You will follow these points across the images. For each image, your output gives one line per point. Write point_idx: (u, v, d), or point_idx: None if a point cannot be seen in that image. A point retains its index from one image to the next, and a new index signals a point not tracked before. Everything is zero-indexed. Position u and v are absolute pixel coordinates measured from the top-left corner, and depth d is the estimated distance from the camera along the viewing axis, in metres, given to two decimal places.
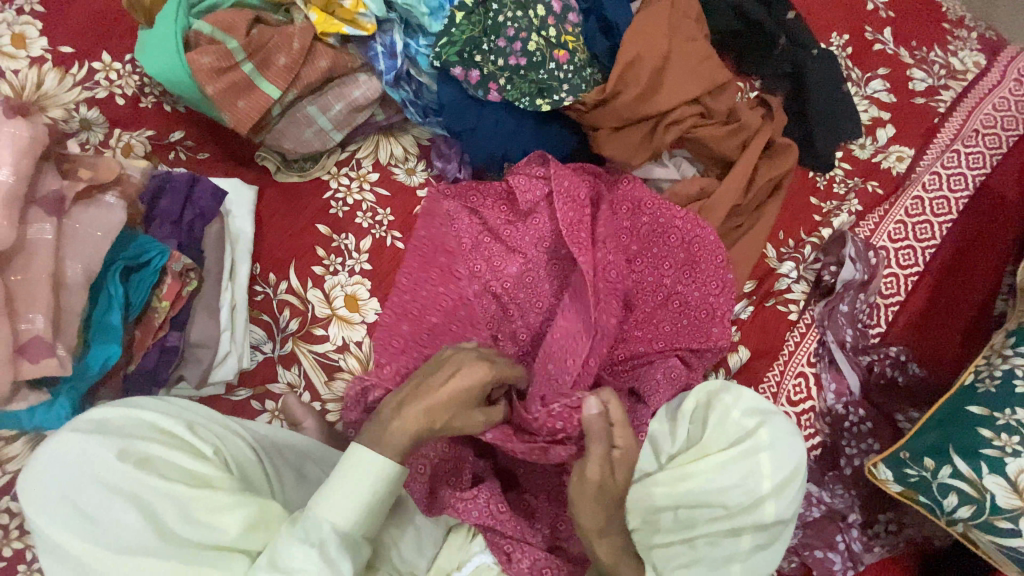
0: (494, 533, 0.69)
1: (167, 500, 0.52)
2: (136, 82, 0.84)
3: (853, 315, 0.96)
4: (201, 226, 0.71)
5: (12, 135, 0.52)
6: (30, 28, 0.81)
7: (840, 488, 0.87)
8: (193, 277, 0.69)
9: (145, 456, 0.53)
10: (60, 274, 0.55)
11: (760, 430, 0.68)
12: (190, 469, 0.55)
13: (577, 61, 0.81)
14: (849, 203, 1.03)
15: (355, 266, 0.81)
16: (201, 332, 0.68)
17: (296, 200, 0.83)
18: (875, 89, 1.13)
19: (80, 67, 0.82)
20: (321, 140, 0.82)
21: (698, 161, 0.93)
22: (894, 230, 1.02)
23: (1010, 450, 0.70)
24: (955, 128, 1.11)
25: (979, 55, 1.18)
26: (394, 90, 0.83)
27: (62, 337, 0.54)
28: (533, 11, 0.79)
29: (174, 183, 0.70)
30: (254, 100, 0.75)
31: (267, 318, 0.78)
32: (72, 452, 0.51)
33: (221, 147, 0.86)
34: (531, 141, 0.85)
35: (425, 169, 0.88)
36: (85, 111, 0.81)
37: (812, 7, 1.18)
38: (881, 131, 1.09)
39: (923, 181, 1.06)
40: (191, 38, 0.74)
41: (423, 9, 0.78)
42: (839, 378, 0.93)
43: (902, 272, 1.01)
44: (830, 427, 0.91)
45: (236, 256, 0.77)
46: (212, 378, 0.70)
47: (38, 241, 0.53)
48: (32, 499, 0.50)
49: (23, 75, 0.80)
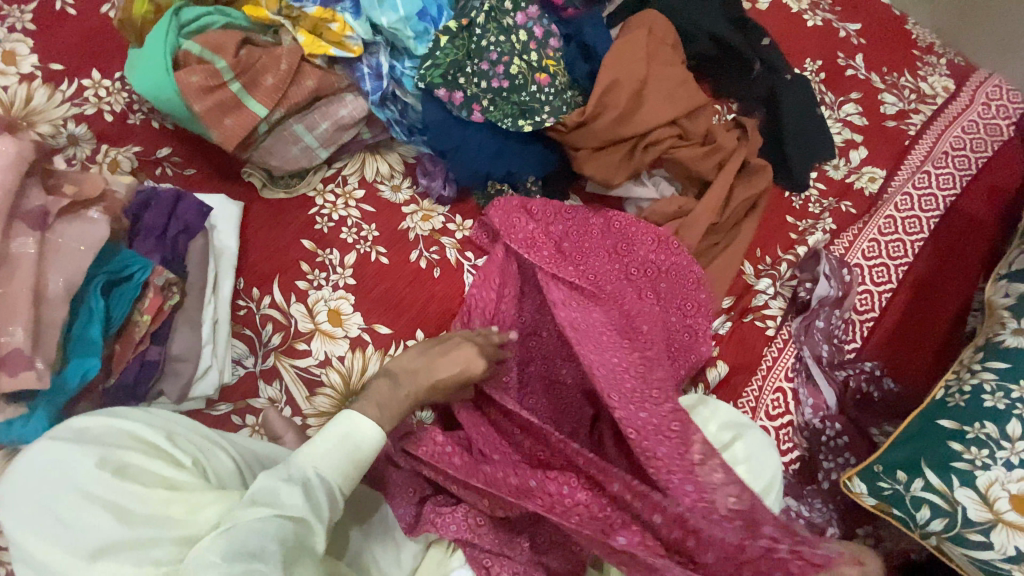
0: (473, 547, 0.70)
1: (144, 507, 0.52)
2: (125, 99, 0.85)
3: (829, 331, 0.98)
4: (185, 241, 0.71)
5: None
6: (21, 46, 0.83)
7: (819, 502, 0.88)
8: (175, 291, 0.69)
9: (124, 464, 0.53)
10: (41, 288, 0.55)
11: (735, 445, 0.71)
12: (169, 478, 0.55)
13: (558, 84, 0.84)
14: (824, 221, 1.06)
15: (338, 281, 0.82)
16: (181, 346, 0.68)
17: (281, 216, 0.84)
18: (848, 112, 1.17)
19: (69, 84, 0.84)
20: (307, 157, 0.84)
21: (677, 181, 0.96)
22: (867, 248, 1.05)
23: (979, 463, 0.72)
24: (926, 150, 1.15)
25: (948, 81, 1.23)
26: (379, 109, 0.84)
27: (41, 350, 0.54)
28: (516, 36, 0.82)
29: (160, 199, 0.72)
30: (241, 118, 0.77)
31: (249, 333, 0.78)
32: (52, 458, 0.52)
33: (208, 163, 0.87)
34: (514, 160, 0.86)
35: (410, 186, 0.89)
36: (73, 127, 0.82)
37: (787, 34, 1.23)
38: (854, 153, 1.13)
39: (895, 201, 1.10)
40: (180, 57, 0.76)
41: (408, 33, 0.81)
42: (816, 393, 0.95)
43: (876, 289, 1.03)
44: (808, 441, 0.92)
45: (219, 271, 0.77)
46: (192, 393, 0.70)
47: (22, 255, 0.54)
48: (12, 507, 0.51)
49: (13, 91, 0.81)
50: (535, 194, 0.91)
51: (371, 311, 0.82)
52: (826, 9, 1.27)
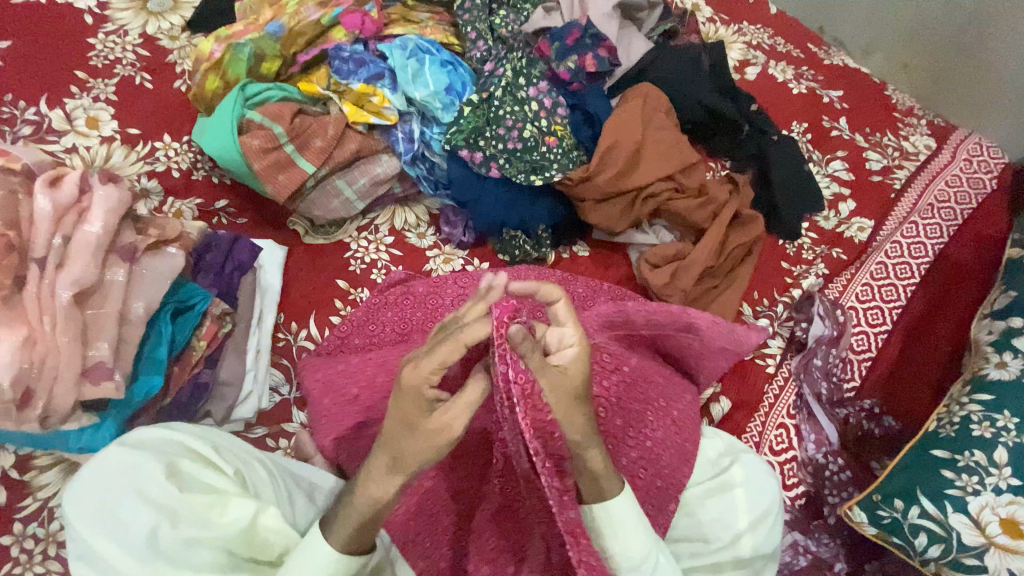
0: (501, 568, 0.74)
1: (184, 508, 0.59)
2: (191, 158, 0.98)
3: (827, 369, 1.04)
4: (239, 277, 0.83)
5: (106, 198, 0.65)
6: (104, 113, 0.98)
7: (826, 538, 0.91)
8: (227, 320, 0.80)
9: (158, 476, 0.59)
10: (126, 310, 0.65)
11: (733, 467, 0.77)
12: (216, 487, 0.63)
13: (565, 145, 0.95)
14: (816, 266, 1.14)
15: (376, 258, 0.96)
16: (229, 371, 0.80)
17: (319, 259, 0.94)
18: (835, 168, 1.28)
19: (143, 145, 0.98)
20: (345, 208, 0.95)
21: (676, 229, 1.05)
22: (861, 292, 1.12)
23: (970, 490, 0.74)
24: (912, 202, 1.24)
25: (929, 139, 1.34)
26: (411, 167, 0.97)
27: (121, 363, 0.64)
28: (528, 106, 0.95)
29: (218, 240, 0.83)
30: (293, 174, 0.89)
31: (287, 362, 0.86)
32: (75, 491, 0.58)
33: (257, 212, 0.98)
34: (527, 211, 0.97)
35: (434, 234, 1.00)
36: (145, 181, 0.95)
37: (773, 100, 1.36)
38: (842, 205, 1.23)
39: (885, 249, 1.17)
40: (244, 124, 0.89)
41: (437, 104, 0.94)
42: (818, 429, 0.99)
43: (871, 329, 1.09)
44: (813, 475, 0.96)
45: (264, 305, 0.88)
46: (234, 415, 0.80)
47: (112, 283, 0.64)
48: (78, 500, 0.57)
49: (95, 150, 0.95)
50: (546, 240, 1.00)
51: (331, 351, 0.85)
52: (809, 78, 1.41)
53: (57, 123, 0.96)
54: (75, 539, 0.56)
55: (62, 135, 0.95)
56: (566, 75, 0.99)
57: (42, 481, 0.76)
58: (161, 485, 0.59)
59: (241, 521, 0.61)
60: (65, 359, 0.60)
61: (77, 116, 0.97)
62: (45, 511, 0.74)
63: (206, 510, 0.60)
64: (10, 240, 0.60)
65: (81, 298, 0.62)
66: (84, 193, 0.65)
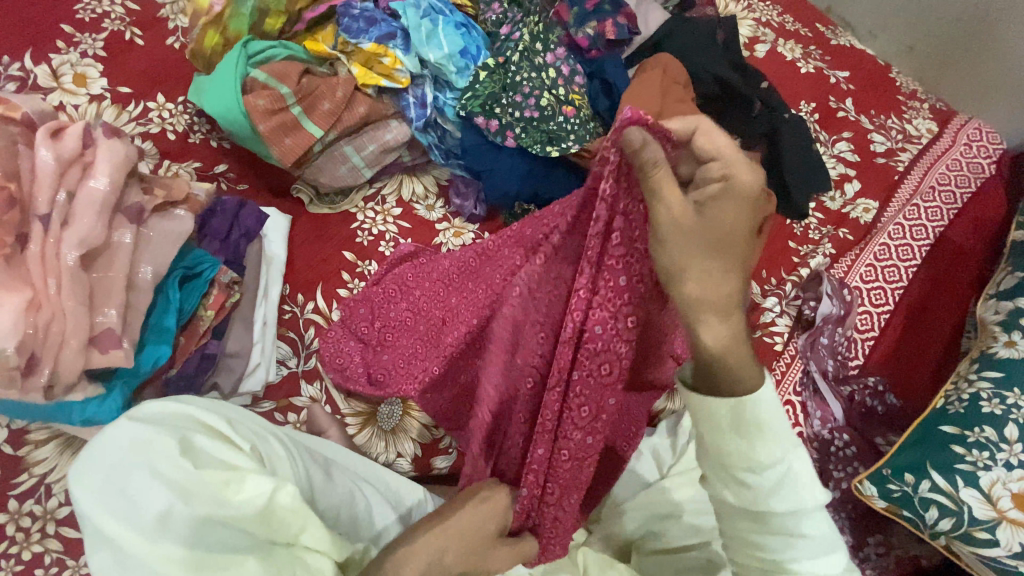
0: None
1: (200, 485, 0.56)
2: (187, 121, 0.93)
3: (833, 347, 1.05)
4: (245, 244, 0.79)
5: (110, 152, 0.61)
6: (92, 70, 0.92)
7: (831, 512, 0.93)
8: (235, 291, 0.78)
9: (170, 453, 0.56)
10: (133, 274, 0.62)
11: None
12: (231, 463, 0.60)
13: (582, 116, 0.92)
14: (823, 246, 1.15)
15: (382, 230, 0.92)
16: (236, 342, 0.77)
17: (326, 229, 0.91)
18: (841, 149, 1.28)
19: (136, 106, 0.92)
20: (353, 176, 0.91)
21: None
22: (865, 272, 1.12)
23: (981, 464, 0.76)
24: (915, 184, 1.25)
25: (932, 122, 1.34)
26: (422, 134, 0.93)
27: (129, 331, 0.61)
28: (546, 73, 0.91)
29: (224, 205, 0.79)
30: (300, 138, 0.85)
31: (294, 335, 0.84)
32: (83, 471, 0.55)
33: (258, 179, 0.93)
34: (541, 183, 0.94)
35: (443, 206, 0.97)
36: (140, 143, 0.90)
37: (782, 79, 1.35)
38: (848, 186, 1.23)
39: (888, 230, 1.18)
40: (248, 83, 0.84)
41: (451, 68, 0.90)
42: (823, 406, 1.00)
43: (875, 309, 1.10)
44: (818, 451, 0.97)
45: (269, 276, 0.84)
46: (242, 388, 0.77)
47: (119, 245, 0.61)
48: (85, 479, 0.54)
49: (84, 110, 0.90)
50: None
51: (352, 323, 0.84)
52: (817, 58, 1.40)
53: (43, 79, 0.89)
54: (86, 523, 0.53)
55: (48, 92, 0.89)
56: (585, 42, 0.97)
57: (38, 457, 0.72)
58: (173, 461, 0.56)
59: (259, 495, 0.58)
60: (71, 324, 0.56)
61: (64, 72, 0.90)
62: (42, 487, 0.71)
63: (221, 486, 0.57)
64: (10, 193, 0.55)
65: (87, 258, 0.59)
66: (87, 147, 0.60)
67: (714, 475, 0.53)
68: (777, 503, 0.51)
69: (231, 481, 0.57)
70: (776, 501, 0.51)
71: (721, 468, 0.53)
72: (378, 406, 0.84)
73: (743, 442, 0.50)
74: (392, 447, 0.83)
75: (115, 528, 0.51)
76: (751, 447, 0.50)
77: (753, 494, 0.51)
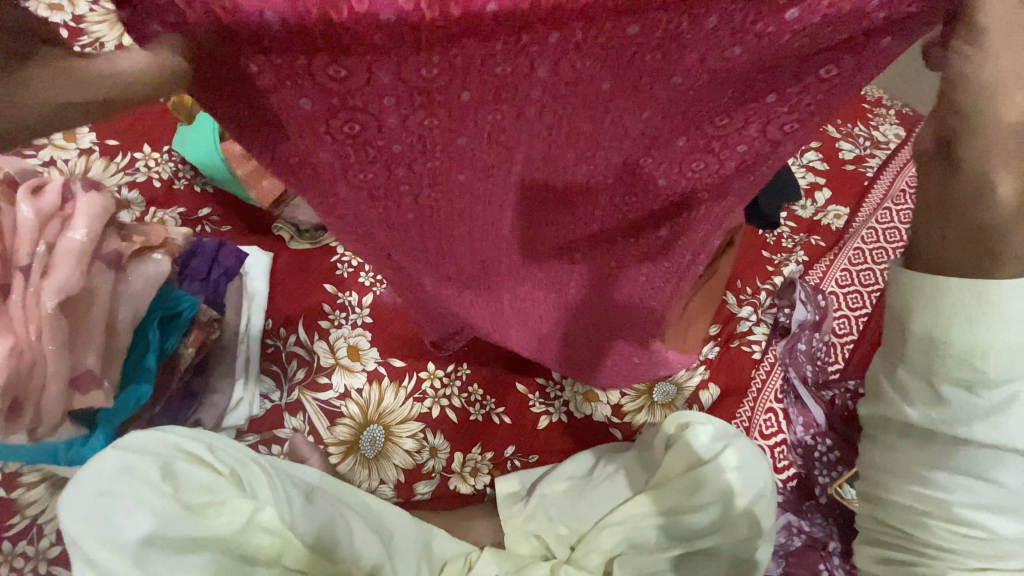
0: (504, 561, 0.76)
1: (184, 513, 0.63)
2: (171, 168, 0.97)
3: (811, 353, 1.05)
4: (225, 283, 0.82)
5: (89, 204, 0.62)
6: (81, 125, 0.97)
7: (819, 518, 0.94)
8: (214, 328, 0.79)
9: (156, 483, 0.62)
10: (112, 318, 0.65)
11: (727, 451, 0.78)
12: (211, 490, 0.66)
13: None
14: (796, 254, 1.16)
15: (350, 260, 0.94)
16: (218, 382, 0.83)
17: (305, 264, 0.93)
18: (811, 159, 1.29)
19: (123, 157, 0.97)
20: None
21: None
22: (840, 277, 1.15)
23: None
24: (884, 189, 1.25)
25: (899, 127, 1.32)
26: None
27: (110, 371, 0.65)
28: None
29: (203, 246, 0.82)
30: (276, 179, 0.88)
31: (275, 369, 0.86)
32: (72, 495, 0.60)
33: (239, 219, 0.97)
34: None
35: None
36: (127, 192, 0.95)
37: None
38: (819, 194, 1.25)
39: (861, 235, 1.20)
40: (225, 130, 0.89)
41: None
42: (805, 410, 1.01)
43: (852, 313, 1.12)
44: (802, 457, 0.98)
45: (250, 311, 0.87)
46: (227, 422, 0.82)
47: (98, 290, 0.62)
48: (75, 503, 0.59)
49: (74, 163, 0.95)
50: None
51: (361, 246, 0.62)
52: None
53: None
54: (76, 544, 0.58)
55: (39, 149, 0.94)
56: None
57: (29, 498, 0.74)
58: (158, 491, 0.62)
59: (238, 521, 0.66)
60: (54, 370, 0.58)
61: None
62: (33, 528, 0.73)
63: (202, 512, 0.64)
64: None
65: (67, 305, 0.60)
66: (66, 201, 0.62)
67: (898, 381, 0.44)
68: (982, 432, 0.42)
69: (212, 510, 0.65)
70: (980, 428, 0.42)
71: (916, 375, 0.43)
72: (360, 434, 0.86)
73: (982, 336, 0.38)
74: (375, 474, 0.85)
75: (100, 554, 0.57)
76: (979, 340, 0.38)
77: (955, 415, 0.42)
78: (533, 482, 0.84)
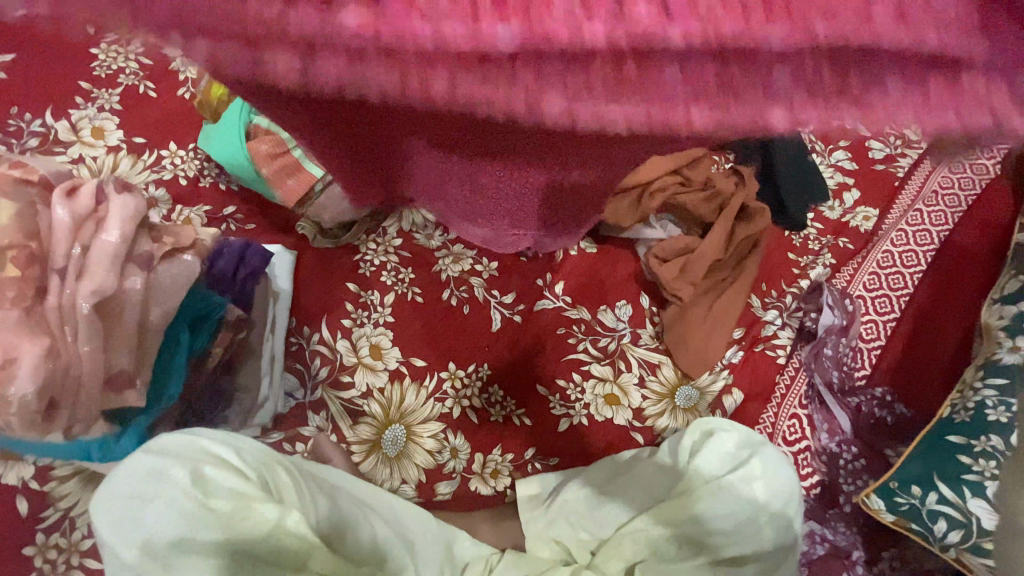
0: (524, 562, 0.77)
1: (206, 517, 0.62)
2: (197, 165, 0.98)
3: (838, 358, 1.03)
4: (253, 283, 0.82)
5: (124, 204, 0.64)
6: (109, 122, 0.99)
7: (841, 526, 0.93)
8: (243, 328, 0.80)
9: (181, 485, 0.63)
10: (145, 318, 0.65)
11: (752, 460, 0.78)
12: (239, 491, 0.66)
13: None
14: (823, 257, 1.12)
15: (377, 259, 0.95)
16: (247, 377, 0.82)
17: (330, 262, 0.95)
18: (838, 158, 1.23)
19: (150, 154, 0.98)
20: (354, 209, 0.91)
21: (683, 223, 1.02)
22: (868, 280, 1.11)
23: (988, 474, 0.76)
24: (916, 189, 1.21)
25: None
26: None
27: (143, 374, 0.65)
28: None
29: (228, 247, 0.82)
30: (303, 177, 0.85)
31: (300, 367, 0.90)
32: (105, 499, 0.62)
33: (264, 217, 0.97)
34: None
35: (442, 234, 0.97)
36: (154, 189, 0.96)
37: None
38: (847, 195, 1.20)
39: (890, 237, 1.16)
40: (251, 129, 0.88)
41: None
42: (831, 418, 0.99)
43: (880, 318, 1.09)
44: (826, 465, 0.97)
45: (277, 310, 0.89)
46: (254, 419, 0.85)
47: (131, 292, 0.62)
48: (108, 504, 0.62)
49: (103, 161, 0.96)
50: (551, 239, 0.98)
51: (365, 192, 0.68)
52: None
53: (64, 133, 0.96)
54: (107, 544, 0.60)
55: (68, 146, 0.96)
56: None
57: (62, 492, 0.76)
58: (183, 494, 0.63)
59: (264, 523, 0.64)
60: (88, 371, 0.59)
61: (83, 126, 0.97)
62: (68, 520, 0.75)
63: (230, 515, 0.64)
64: (31, 251, 0.57)
65: (102, 307, 0.60)
66: (100, 202, 0.64)
67: None
68: None
69: (239, 513, 0.64)
70: None
71: None
72: (383, 434, 0.87)
73: None
74: (398, 473, 0.86)
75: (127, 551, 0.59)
76: None
77: None
78: (553, 487, 0.84)
